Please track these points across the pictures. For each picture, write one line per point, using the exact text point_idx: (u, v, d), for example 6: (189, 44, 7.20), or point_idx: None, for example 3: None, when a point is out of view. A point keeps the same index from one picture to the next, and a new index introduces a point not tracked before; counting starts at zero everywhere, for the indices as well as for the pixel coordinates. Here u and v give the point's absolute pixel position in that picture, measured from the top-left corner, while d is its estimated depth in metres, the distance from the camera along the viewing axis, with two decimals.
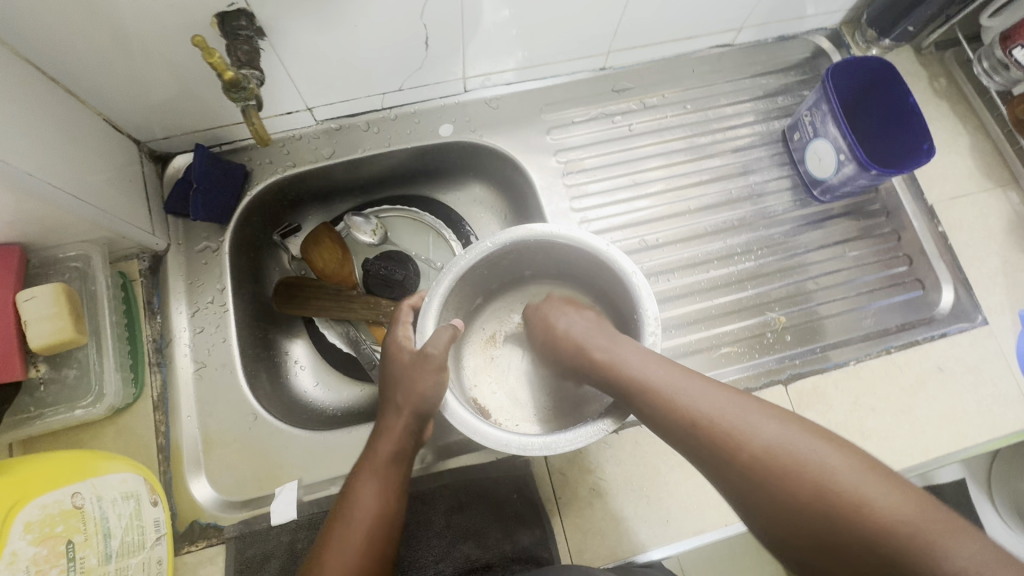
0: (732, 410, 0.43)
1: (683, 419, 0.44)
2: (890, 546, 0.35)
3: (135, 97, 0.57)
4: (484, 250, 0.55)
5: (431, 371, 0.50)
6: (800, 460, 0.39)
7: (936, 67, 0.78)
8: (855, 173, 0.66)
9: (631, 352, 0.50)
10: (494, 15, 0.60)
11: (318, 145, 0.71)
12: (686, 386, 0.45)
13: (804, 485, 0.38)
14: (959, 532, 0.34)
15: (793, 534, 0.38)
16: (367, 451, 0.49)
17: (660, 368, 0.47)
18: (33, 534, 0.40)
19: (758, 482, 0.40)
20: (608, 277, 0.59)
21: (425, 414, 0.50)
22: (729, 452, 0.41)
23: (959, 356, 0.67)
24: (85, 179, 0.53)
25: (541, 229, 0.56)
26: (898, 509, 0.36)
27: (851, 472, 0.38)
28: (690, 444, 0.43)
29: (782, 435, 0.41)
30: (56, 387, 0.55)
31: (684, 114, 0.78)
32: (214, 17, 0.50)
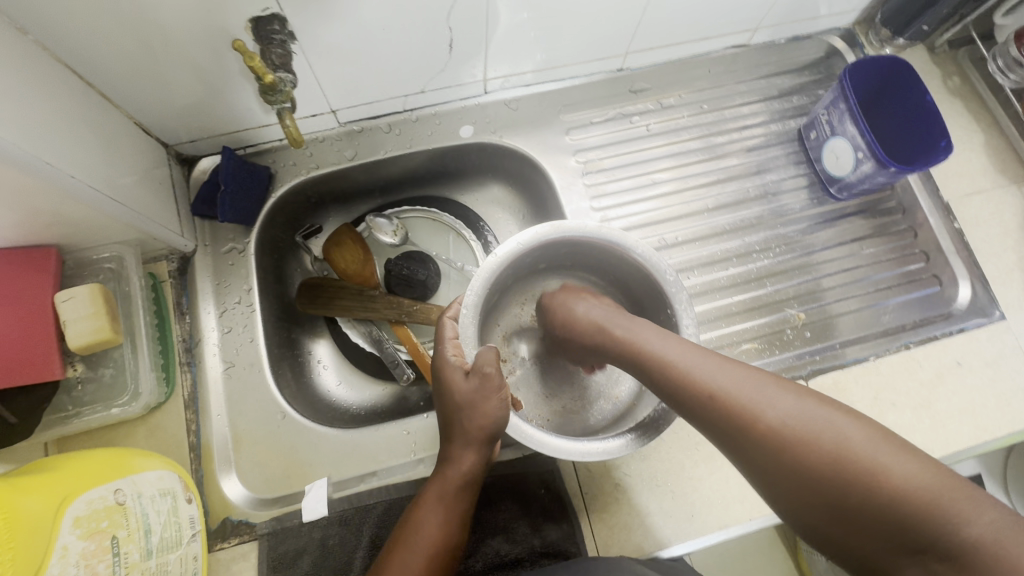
0: (748, 385, 0.41)
1: (698, 392, 0.43)
2: (907, 514, 0.33)
3: (166, 101, 0.59)
4: (518, 244, 0.55)
5: (494, 397, 0.48)
6: (816, 431, 0.38)
7: (949, 66, 0.79)
8: (872, 171, 0.67)
9: (649, 331, 0.49)
10: (516, 18, 0.61)
11: (341, 147, 0.71)
12: (701, 362, 0.44)
13: (818, 455, 0.37)
14: (977, 502, 0.33)
15: (808, 504, 0.37)
16: (436, 475, 0.50)
17: (677, 346, 0.46)
18: (81, 529, 0.41)
19: (772, 455, 0.38)
20: (630, 267, 0.59)
21: (491, 440, 0.50)
22: (744, 425, 0.40)
23: (977, 350, 0.67)
24: (119, 181, 0.54)
25: (568, 226, 0.56)
26: (916, 477, 0.34)
27: (869, 442, 0.36)
28: (704, 419, 0.42)
29: (799, 407, 0.39)
30: (92, 386, 0.56)
31: (700, 114, 0.79)
32: (248, 22, 0.51)
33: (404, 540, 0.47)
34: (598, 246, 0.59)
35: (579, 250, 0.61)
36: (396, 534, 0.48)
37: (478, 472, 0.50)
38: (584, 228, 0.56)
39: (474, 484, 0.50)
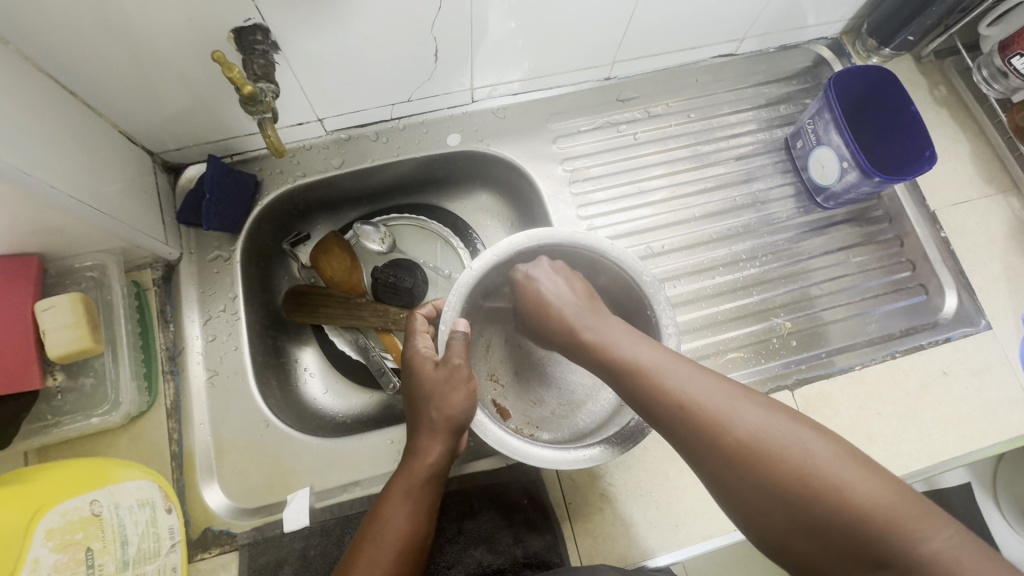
0: (719, 397, 0.41)
1: (669, 400, 0.42)
2: (867, 530, 0.34)
3: (150, 110, 0.59)
4: (501, 251, 0.55)
5: (462, 387, 0.49)
6: (785, 446, 0.38)
7: (936, 76, 0.79)
8: (857, 180, 0.67)
9: (622, 335, 0.48)
10: (501, 28, 0.61)
11: (328, 155, 0.72)
12: (674, 370, 0.44)
13: (786, 471, 0.37)
14: (933, 520, 0.34)
15: (773, 519, 0.37)
16: (401, 468, 0.49)
17: (650, 351, 0.46)
18: (54, 541, 0.41)
19: (742, 471, 0.38)
20: (607, 270, 0.59)
21: (458, 430, 0.50)
22: (713, 437, 0.39)
23: (963, 360, 0.67)
24: (102, 190, 0.55)
25: (543, 233, 0.56)
26: (878, 494, 0.35)
27: (835, 458, 0.37)
28: (675, 430, 0.41)
29: (768, 421, 0.39)
30: (73, 395, 0.56)
31: (687, 122, 0.79)
32: (231, 32, 0.51)
33: (369, 537, 0.46)
34: (574, 252, 0.59)
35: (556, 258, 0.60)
36: (360, 533, 0.47)
37: (445, 463, 0.49)
38: (558, 234, 0.56)
39: (441, 477, 0.50)
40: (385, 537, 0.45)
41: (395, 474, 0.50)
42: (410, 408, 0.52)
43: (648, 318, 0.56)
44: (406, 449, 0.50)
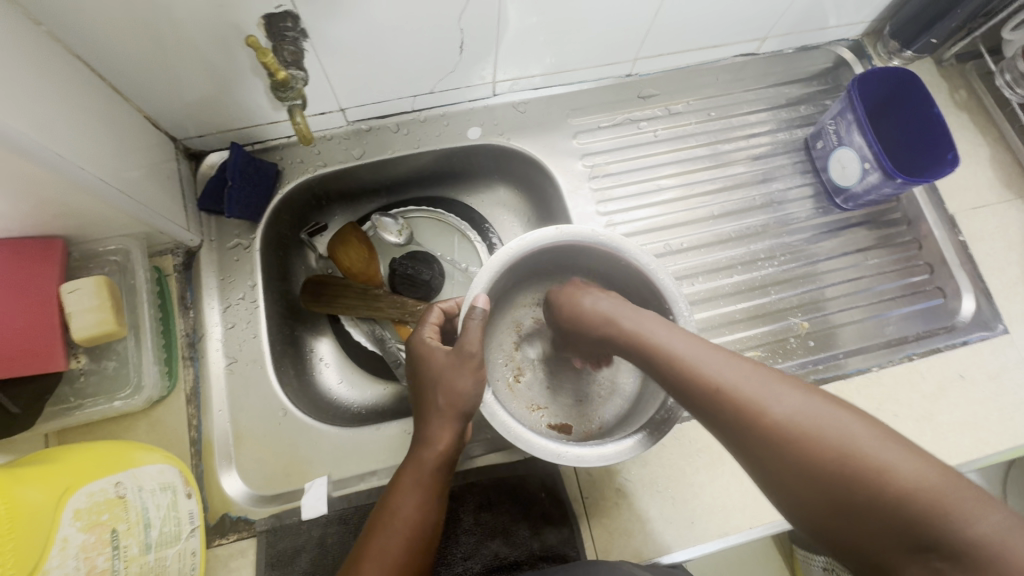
0: (754, 381, 0.41)
1: (703, 386, 0.42)
2: (908, 510, 0.32)
3: (176, 95, 0.59)
4: (523, 244, 0.55)
5: (470, 373, 0.48)
6: (821, 427, 0.37)
7: (957, 79, 0.79)
8: (879, 181, 0.67)
9: (656, 324, 0.49)
10: (527, 21, 0.61)
11: (348, 145, 0.72)
12: (709, 356, 0.44)
13: (822, 450, 0.36)
14: (984, 502, 0.32)
15: (811, 500, 0.36)
16: (411, 457, 0.49)
17: (682, 339, 0.46)
18: (81, 521, 0.40)
19: (777, 452, 0.38)
20: (618, 264, 0.59)
21: (467, 415, 0.49)
22: (748, 418, 0.39)
23: (980, 364, 0.67)
24: (127, 174, 0.55)
25: (540, 236, 0.56)
26: (921, 474, 0.33)
27: (875, 439, 0.36)
28: (711, 414, 0.41)
29: (804, 403, 0.39)
30: (95, 378, 0.56)
31: (707, 121, 0.80)
32: (262, 19, 0.51)
33: (381, 523, 0.46)
34: (575, 248, 0.59)
35: (557, 254, 0.61)
36: (372, 519, 0.47)
37: (454, 451, 0.49)
38: (555, 232, 0.56)
39: (450, 464, 0.49)
40: (395, 524, 0.45)
41: (405, 461, 0.49)
42: (419, 396, 0.51)
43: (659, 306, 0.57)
44: (416, 437, 0.50)
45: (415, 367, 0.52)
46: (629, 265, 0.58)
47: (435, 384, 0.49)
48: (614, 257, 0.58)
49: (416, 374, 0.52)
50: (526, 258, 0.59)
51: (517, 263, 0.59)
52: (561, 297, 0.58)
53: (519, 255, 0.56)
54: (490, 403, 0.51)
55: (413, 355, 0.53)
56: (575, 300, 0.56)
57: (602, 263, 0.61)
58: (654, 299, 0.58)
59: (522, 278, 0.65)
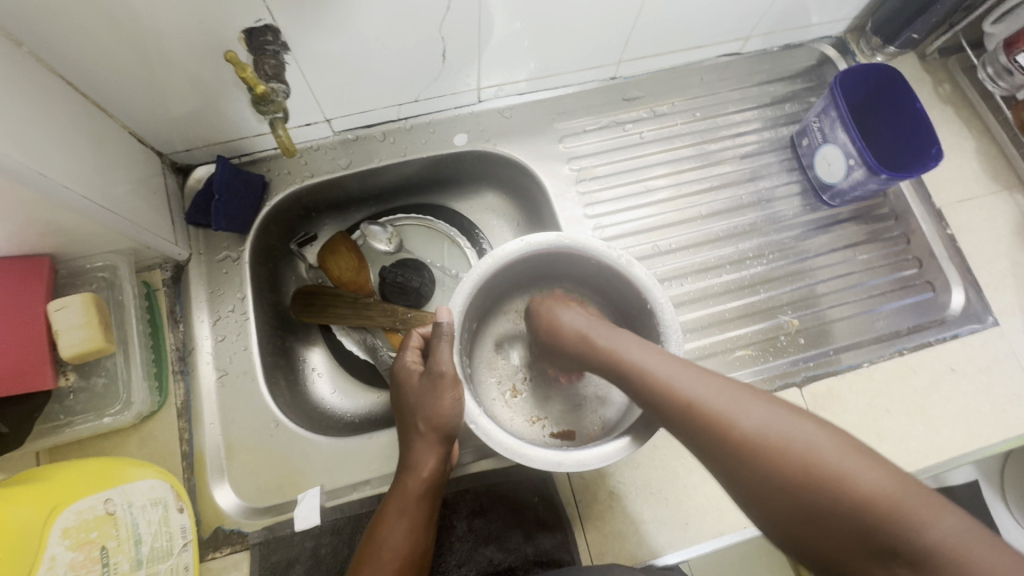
0: (723, 395, 0.43)
1: (676, 401, 0.44)
2: (870, 518, 0.35)
3: (160, 110, 0.59)
4: (502, 254, 0.55)
5: (448, 393, 0.50)
6: (785, 438, 0.39)
7: (941, 73, 0.79)
8: (864, 177, 0.67)
9: (630, 341, 0.51)
10: (509, 27, 0.62)
11: (335, 155, 0.72)
12: (681, 372, 0.46)
13: (788, 461, 0.38)
14: (941, 508, 0.34)
15: (780, 510, 0.38)
16: (396, 485, 0.50)
17: (654, 356, 0.48)
18: (70, 539, 0.41)
19: (746, 463, 0.40)
20: (600, 269, 0.60)
21: (450, 436, 0.51)
22: (718, 434, 0.42)
23: (971, 356, 0.67)
24: (112, 190, 0.55)
25: (509, 248, 0.56)
26: (880, 483, 0.36)
27: (837, 449, 0.38)
28: (684, 427, 0.44)
29: (770, 416, 0.41)
30: (85, 395, 0.56)
31: (693, 121, 0.80)
32: (242, 33, 0.52)
33: (369, 556, 0.46)
34: (546, 255, 0.59)
35: (530, 264, 0.61)
36: (360, 551, 0.47)
37: (438, 475, 0.50)
38: (522, 244, 0.56)
39: (436, 488, 0.50)
40: (386, 549, 0.46)
41: (391, 488, 0.50)
42: (402, 422, 0.52)
43: (638, 300, 0.58)
44: (401, 464, 0.51)
45: (398, 392, 0.54)
46: (601, 264, 0.58)
47: (419, 409, 0.50)
48: (590, 258, 0.58)
49: (398, 399, 0.54)
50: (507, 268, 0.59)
51: (498, 275, 0.59)
52: (540, 312, 0.60)
53: (499, 265, 0.56)
54: (484, 423, 0.50)
55: (396, 380, 0.54)
56: (554, 314, 0.58)
57: (578, 265, 0.61)
58: (633, 295, 0.58)
59: (502, 292, 0.65)
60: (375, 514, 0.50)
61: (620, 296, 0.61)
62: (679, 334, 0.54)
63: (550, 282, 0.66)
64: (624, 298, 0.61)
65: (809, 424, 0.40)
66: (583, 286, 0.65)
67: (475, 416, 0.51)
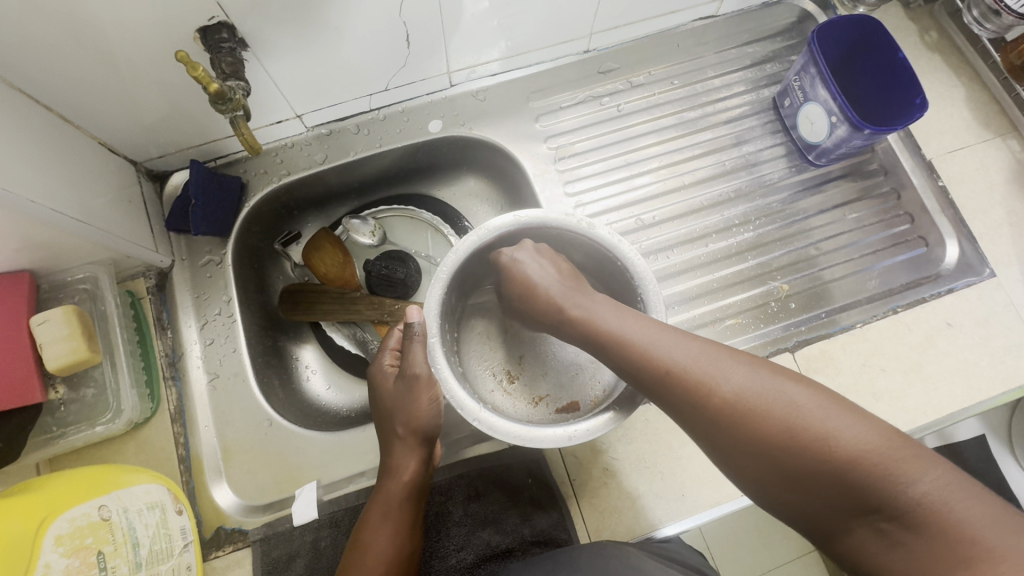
0: (703, 358, 0.43)
1: (657, 367, 0.44)
2: (857, 476, 0.35)
3: (126, 119, 0.58)
4: (465, 245, 0.54)
5: (425, 395, 0.51)
6: (767, 400, 0.39)
7: (927, 20, 0.77)
8: (848, 134, 0.66)
9: (606, 308, 0.50)
10: (472, 7, 0.60)
11: (310, 151, 0.71)
12: (660, 337, 0.45)
13: (772, 425, 0.39)
14: (922, 462, 0.35)
15: (766, 476, 0.38)
16: (379, 490, 0.51)
17: (633, 320, 0.47)
18: (64, 547, 0.42)
19: (730, 427, 0.40)
20: (571, 239, 0.59)
21: (429, 439, 0.52)
22: (700, 400, 0.41)
23: (968, 310, 0.66)
24: (88, 203, 0.55)
25: (468, 241, 0.55)
26: (864, 440, 0.36)
27: (820, 408, 0.38)
28: (664, 394, 0.43)
29: (751, 379, 0.41)
30: (76, 406, 0.57)
31: (672, 90, 0.78)
32: (196, 33, 0.51)
33: (356, 561, 0.47)
34: (507, 237, 0.58)
35: (494, 251, 0.60)
36: (346, 558, 0.48)
37: (420, 477, 0.51)
38: (479, 236, 0.55)
39: (420, 490, 0.51)
40: (373, 551, 0.47)
41: (374, 493, 0.51)
42: (381, 427, 0.53)
43: (609, 262, 0.58)
44: (382, 469, 0.52)
45: (376, 399, 0.54)
46: (565, 232, 0.58)
47: (397, 413, 0.52)
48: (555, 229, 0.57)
49: (376, 405, 0.54)
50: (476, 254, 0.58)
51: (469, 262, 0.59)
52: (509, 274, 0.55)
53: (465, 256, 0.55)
54: (487, 419, 0.49)
55: (374, 386, 0.54)
56: (520, 270, 0.55)
57: (548, 238, 0.60)
58: (605, 260, 0.58)
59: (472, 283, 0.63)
60: (358, 518, 0.50)
61: (592, 261, 0.61)
62: (660, 298, 0.53)
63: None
64: (596, 261, 0.60)
65: (791, 384, 0.40)
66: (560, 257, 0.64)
67: (477, 412, 0.49)
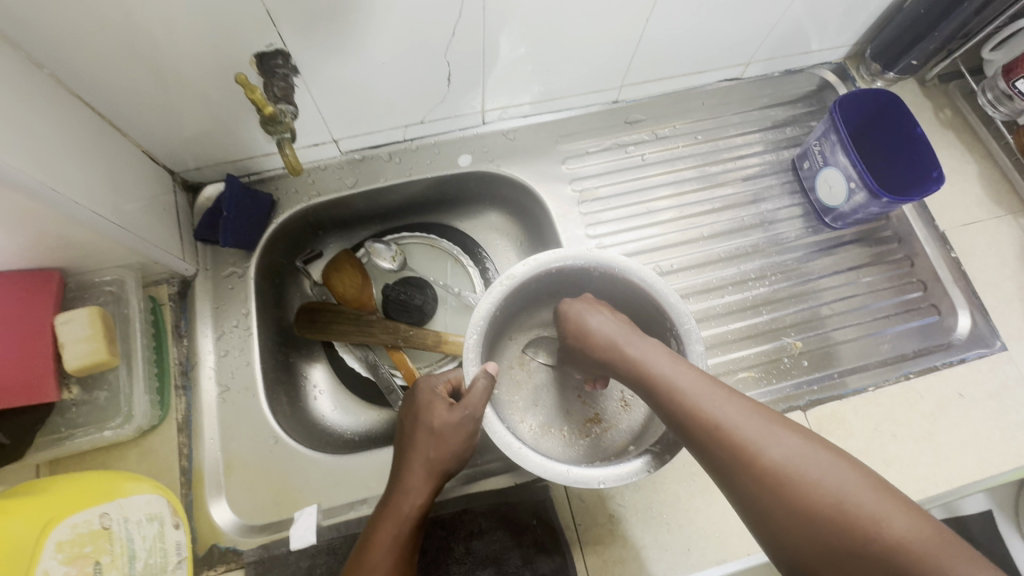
0: (750, 419, 0.43)
1: (704, 420, 0.44)
2: (899, 564, 0.34)
3: (172, 130, 0.60)
4: (497, 290, 0.56)
5: (464, 431, 0.51)
6: (814, 472, 0.39)
7: (941, 98, 0.80)
8: (865, 201, 0.68)
9: (659, 354, 0.50)
10: (510, 52, 0.63)
11: (342, 175, 0.73)
12: (708, 391, 0.45)
13: (818, 496, 0.38)
14: (971, 561, 0.34)
15: (803, 546, 0.38)
16: (389, 505, 0.50)
17: (684, 373, 0.47)
18: (63, 554, 0.41)
19: (772, 491, 0.39)
20: (601, 277, 0.60)
21: (447, 471, 0.52)
22: (745, 461, 0.41)
23: (980, 382, 0.67)
24: (126, 207, 0.56)
25: (481, 310, 0.55)
26: (912, 532, 0.35)
27: (869, 491, 0.37)
28: (709, 448, 0.43)
29: (801, 450, 0.40)
30: (87, 408, 0.56)
31: (695, 144, 0.81)
32: (254, 57, 0.54)
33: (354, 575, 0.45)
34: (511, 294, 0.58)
35: (526, 289, 0.61)
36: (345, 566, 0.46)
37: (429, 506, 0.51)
38: (484, 312, 0.55)
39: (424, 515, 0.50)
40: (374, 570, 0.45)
41: (382, 505, 0.50)
42: (406, 440, 0.53)
43: (638, 289, 0.58)
44: (395, 480, 0.51)
45: (410, 413, 0.54)
46: (594, 270, 0.59)
47: (426, 435, 0.51)
48: (588, 269, 0.58)
49: (409, 418, 0.54)
50: (509, 299, 0.59)
51: (504, 305, 0.59)
52: (565, 311, 0.57)
53: (499, 302, 0.56)
54: (576, 472, 0.49)
55: (413, 405, 0.54)
56: (580, 316, 0.56)
57: (579, 278, 0.61)
58: (628, 283, 0.58)
59: (503, 326, 0.63)
60: (364, 527, 0.49)
61: (618, 290, 0.61)
62: (699, 343, 0.53)
63: (555, 296, 0.65)
64: (626, 297, 0.61)
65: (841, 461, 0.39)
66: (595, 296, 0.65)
67: (565, 471, 0.49)
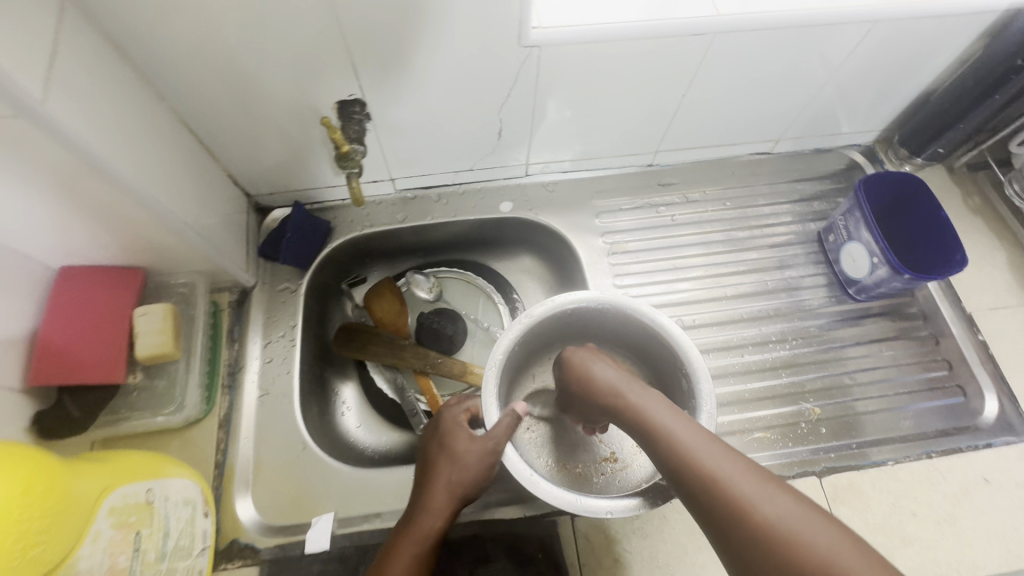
0: (744, 477, 0.44)
1: (700, 475, 0.45)
2: None
3: (256, 159, 0.70)
4: (523, 323, 0.60)
5: (484, 459, 0.54)
6: (804, 536, 0.40)
7: (969, 186, 0.83)
8: (888, 275, 0.70)
9: (660, 407, 0.52)
10: (557, 115, 0.71)
11: (394, 210, 0.81)
12: (705, 447, 0.46)
13: (807, 561, 0.38)
14: None
15: None
16: (409, 525, 0.52)
17: (683, 427, 0.49)
18: (114, 518, 0.45)
19: (763, 552, 0.40)
20: (621, 321, 0.64)
21: (466, 498, 0.54)
22: (739, 519, 0.42)
23: (1006, 469, 0.65)
24: (208, 220, 0.64)
25: (506, 340, 0.59)
26: None
27: (857, 558, 0.38)
28: (704, 503, 0.44)
29: (793, 512, 0.41)
30: (146, 394, 0.62)
31: (724, 210, 0.85)
32: (337, 104, 0.63)
33: None
34: (535, 327, 0.62)
35: (549, 326, 0.65)
36: None
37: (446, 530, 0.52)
38: (508, 341, 0.59)
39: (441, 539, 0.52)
40: None
41: (403, 526, 0.53)
42: (430, 464, 0.56)
43: (653, 335, 0.61)
44: (416, 502, 0.54)
45: (436, 440, 0.57)
46: (615, 313, 0.63)
47: (449, 460, 0.54)
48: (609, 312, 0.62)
49: (434, 444, 0.57)
50: (532, 332, 0.63)
51: (527, 337, 0.63)
52: (571, 358, 0.59)
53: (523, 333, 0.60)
54: (591, 504, 0.51)
55: (439, 431, 0.57)
56: (585, 363, 0.58)
57: (600, 320, 0.65)
58: (645, 329, 0.62)
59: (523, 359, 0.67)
60: (385, 545, 0.52)
61: (635, 334, 0.65)
62: (712, 397, 0.55)
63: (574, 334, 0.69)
64: (643, 342, 0.65)
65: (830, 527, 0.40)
66: (612, 338, 0.68)
67: (580, 503, 0.51)
